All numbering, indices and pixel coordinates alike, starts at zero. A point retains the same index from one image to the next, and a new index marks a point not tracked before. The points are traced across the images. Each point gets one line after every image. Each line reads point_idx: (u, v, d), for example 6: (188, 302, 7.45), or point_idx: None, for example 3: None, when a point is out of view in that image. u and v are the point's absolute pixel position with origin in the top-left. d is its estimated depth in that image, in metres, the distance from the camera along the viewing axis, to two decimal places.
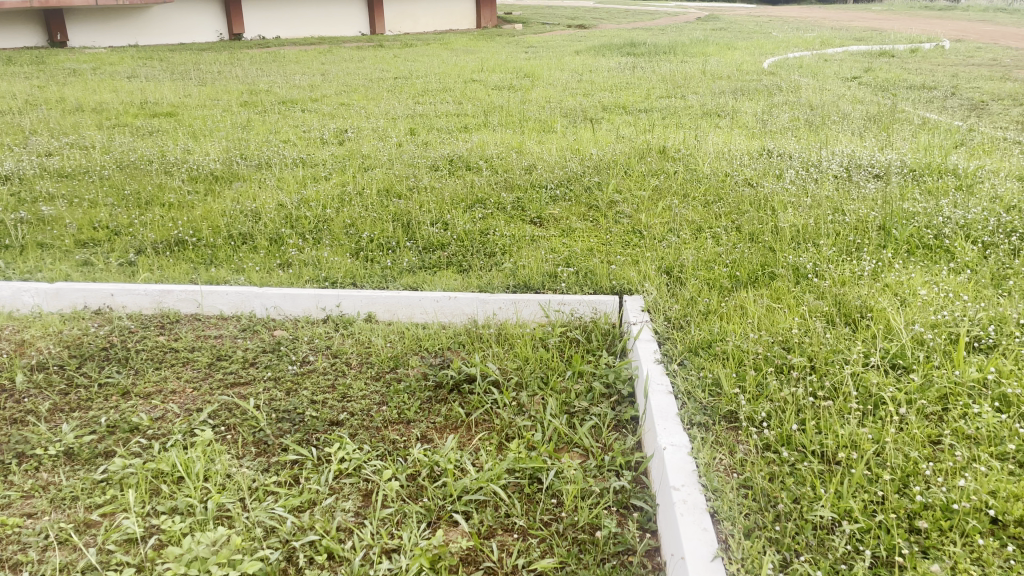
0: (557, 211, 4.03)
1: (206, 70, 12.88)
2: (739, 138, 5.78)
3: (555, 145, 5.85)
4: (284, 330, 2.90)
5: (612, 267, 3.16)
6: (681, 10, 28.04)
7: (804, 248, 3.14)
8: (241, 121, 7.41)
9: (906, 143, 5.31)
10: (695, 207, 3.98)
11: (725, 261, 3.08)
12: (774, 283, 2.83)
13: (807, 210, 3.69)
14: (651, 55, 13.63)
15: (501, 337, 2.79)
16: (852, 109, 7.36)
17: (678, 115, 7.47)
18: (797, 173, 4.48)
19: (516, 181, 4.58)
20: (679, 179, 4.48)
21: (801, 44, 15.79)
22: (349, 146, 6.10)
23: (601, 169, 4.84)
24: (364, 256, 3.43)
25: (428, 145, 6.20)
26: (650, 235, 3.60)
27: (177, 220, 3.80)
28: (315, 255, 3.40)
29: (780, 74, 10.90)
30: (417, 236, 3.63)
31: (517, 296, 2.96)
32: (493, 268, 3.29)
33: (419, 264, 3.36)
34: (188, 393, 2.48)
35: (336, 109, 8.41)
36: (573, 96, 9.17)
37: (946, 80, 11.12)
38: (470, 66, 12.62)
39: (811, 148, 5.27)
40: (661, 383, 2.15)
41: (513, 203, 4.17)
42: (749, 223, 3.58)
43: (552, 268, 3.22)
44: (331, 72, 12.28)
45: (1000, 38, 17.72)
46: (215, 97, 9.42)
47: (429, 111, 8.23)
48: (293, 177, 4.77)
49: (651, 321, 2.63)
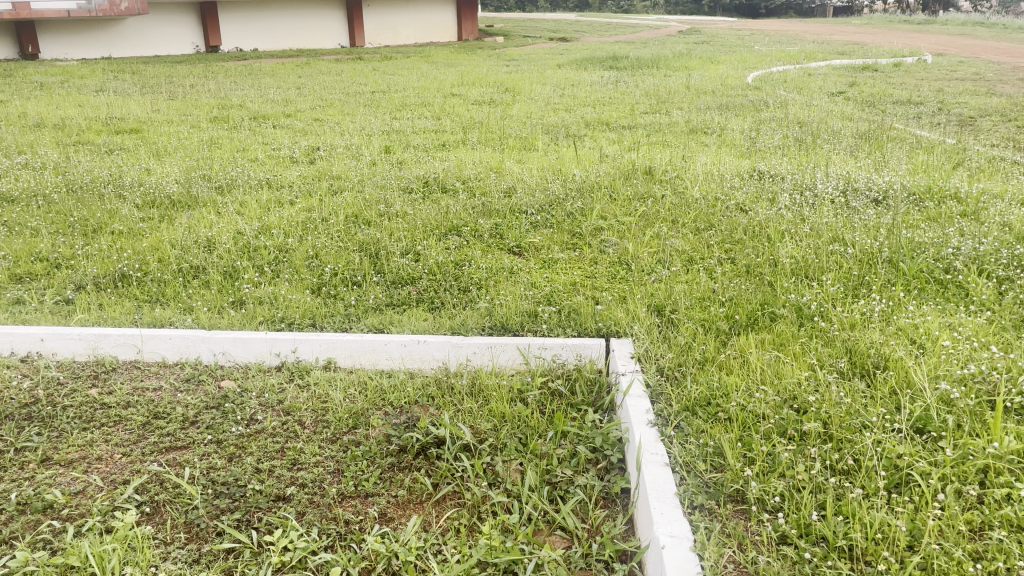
0: (538, 239, 3.76)
1: (179, 84, 12.55)
2: (728, 157, 5.55)
3: (536, 165, 5.59)
4: (231, 381, 2.60)
5: (598, 305, 2.89)
6: (663, 24, 28.02)
7: (807, 284, 2.88)
8: (209, 139, 7.10)
9: (901, 163, 5.11)
10: (685, 235, 3.73)
11: (722, 299, 2.82)
12: (777, 327, 2.57)
13: (806, 240, 3.45)
14: (634, 68, 13.45)
15: (475, 388, 2.50)
16: (842, 126, 7.17)
17: (664, 132, 7.26)
18: (791, 197, 4.26)
19: (494, 206, 4.31)
20: (667, 203, 4.23)
21: (785, 58, 15.71)
22: (320, 166, 5.82)
23: (584, 192, 4.59)
24: (326, 292, 3.14)
25: (404, 164, 5.92)
26: (637, 268, 3.34)
27: (123, 252, 3.48)
28: (272, 292, 3.10)
29: (765, 89, 10.73)
30: (386, 268, 3.34)
31: (493, 339, 2.68)
32: (468, 306, 3.01)
33: (387, 302, 3.07)
34: (116, 459, 2.17)
35: (309, 125, 8.12)
36: (555, 112, 8.94)
37: (931, 95, 11.00)
38: (450, 80, 12.39)
39: (804, 169, 5.05)
40: (655, 453, 1.87)
41: (491, 230, 3.90)
42: (745, 256, 3.33)
43: (532, 306, 2.94)
44: (307, 86, 12.00)
45: (982, 52, 17.74)
46: (184, 112, 9.11)
47: (407, 127, 7.97)
48: (256, 201, 4.47)
49: (641, 372, 2.35)
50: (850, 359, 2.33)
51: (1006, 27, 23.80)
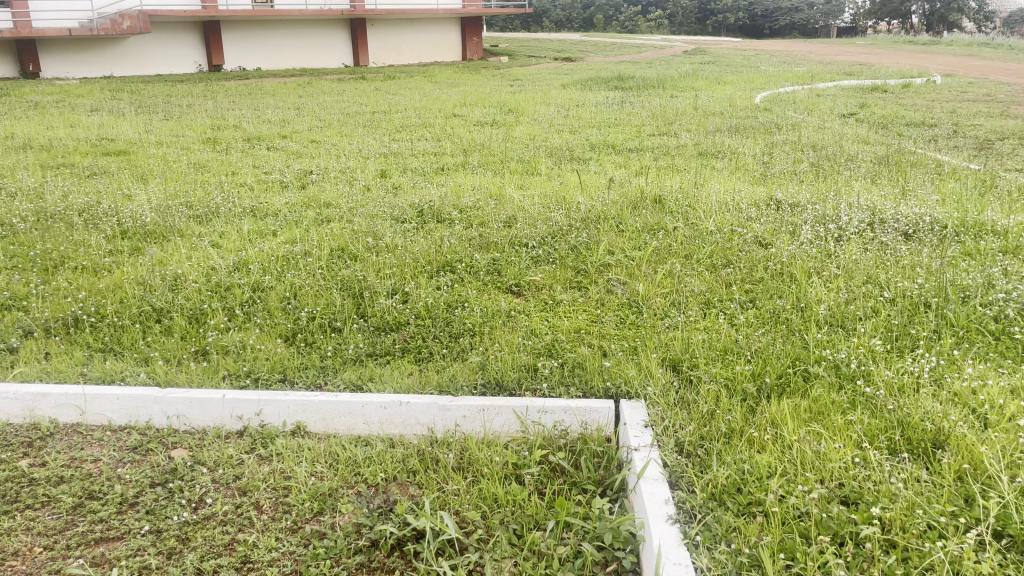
0: (539, 277, 3.43)
1: (176, 103, 12.32)
2: (741, 184, 5.23)
3: (539, 192, 5.28)
4: (185, 449, 2.26)
5: (606, 357, 2.56)
6: (667, 44, 27.89)
7: (844, 337, 2.55)
8: (199, 162, 6.80)
9: (928, 192, 4.78)
10: (701, 273, 3.40)
11: (746, 353, 2.49)
12: (813, 391, 2.23)
13: (836, 283, 3.11)
14: (640, 89, 13.20)
15: (464, 462, 2.16)
16: (858, 150, 6.85)
17: (673, 155, 6.94)
18: (814, 230, 3.92)
19: (492, 238, 3.98)
20: (680, 236, 3.90)
21: (793, 78, 15.42)
22: (311, 191, 5.50)
23: (590, 222, 4.26)
24: (301, 341, 2.80)
25: (400, 190, 5.61)
26: (648, 312, 3.00)
27: (81, 292, 3.16)
28: (240, 341, 2.78)
29: (775, 111, 10.45)
30: (370, 311, 3.02)
31: (486, 401, 2.34)
32: (460, 357, 2.67)
33: (369, 351, 2.73)
34: (35, 555, 1.84)
35: (304, 147, 7.83)
36: (558, 133, 8.64)
37: (945, 116, 10.71)
38: (452, 100, 12.12)
39: (824, 197, 4.72)
40: (678, 564, 1.53)
41: (487, 266, 3.57)
42: (769, 301, 2.99)
43: (532, 358, 2.60)
44: (306, 106, 11.75)
45: (991, 73, 17.47)
46: (177, 133, 8.83)
47: (405, 149, 7.67)
48: (236, 232, 4.16)
49: (658, 447, 2.00)
50: (903, 433, 1.99)
51: (1013, 47, 23.62)
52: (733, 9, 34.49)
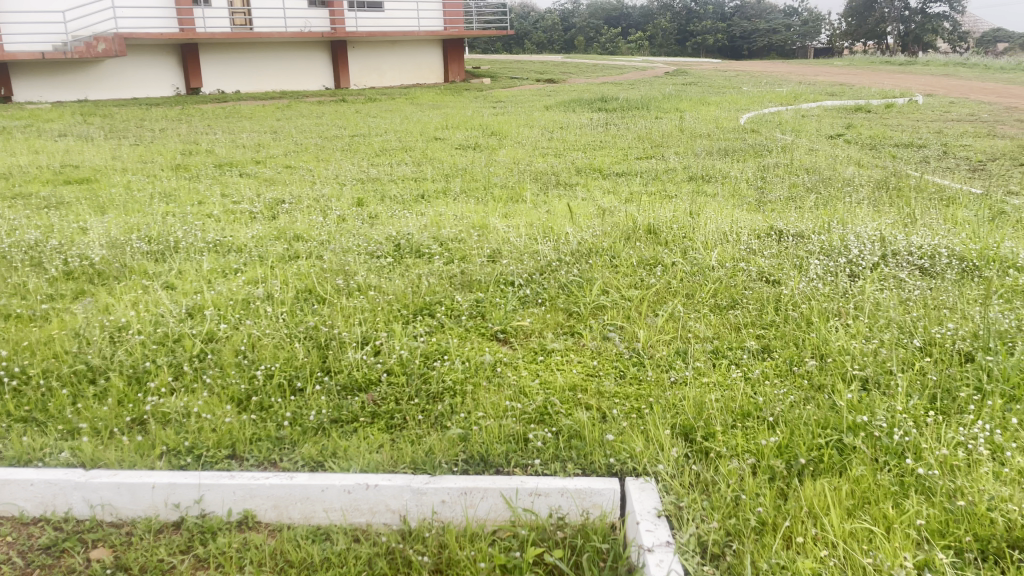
0: (528, 321, 3.09)
1: (149, 127, 11.95)
2: (738, 213, 4.94)
3: (525, 221, 4.96)
4: (109, 550, 1.90)
5: (607, 423, 2.22)
6: (648, 64, 27.84)
7: (881, 396, 2.21)
8: (164, 190, 6.42)
9: (937, 220, 4.50)
10: (707, 316, 3.06)
11: (771, 419, 2.16)
12: (852, 469, 1.90)
13: (858, 327, 2.79)
14: (625, 110, 13.00)
15: (442, 566, 1.81)
16: (853, 173, 6.60)
17: (663, 180, 6.64)
18: (825, 263, 3.61)
19: (475, 275, 3.64)
20: (680, 272, 3.57)
21: (777, 99, 15.28)
22: (280, 223, 5.14)
23: (581, 257, 3.92)
24: (256, 406, 2.44)
25: (376, 220, 5.27)
26: (652, 364, 2.66)
27: (9, 347, 2.80)
28: (184, 406, 2.41)
29: (762, 132, 10.24)
30: (336, 366, 2.66)
31: (468, 483, 1.98)
32: (438, 425, 2.31)
33: (333, 417, 2.37)
34: None
35: (278, 173, 7.49)
36: (543, 157, 8.35)
37: (933, 136, 10.55)
38: (433, 123, 11.82)
39: (827, 225, 4.43)
40: None
41: (470, 309, 3.22)
42: (787, 350, 2.67)
43: (522, 424, 2.25)
44: (283, 130, 11.42)
45: (973, 92, 17.45)
46: (145, 160, 8.44)
47: (384, 175, 7.33)
48: (194, 272, 3.79)
49: (676, 550, 1.66)
50: (970, 529, 1.66)
51: (989, 67, 23.76)
52: (712, 30, 34.57)
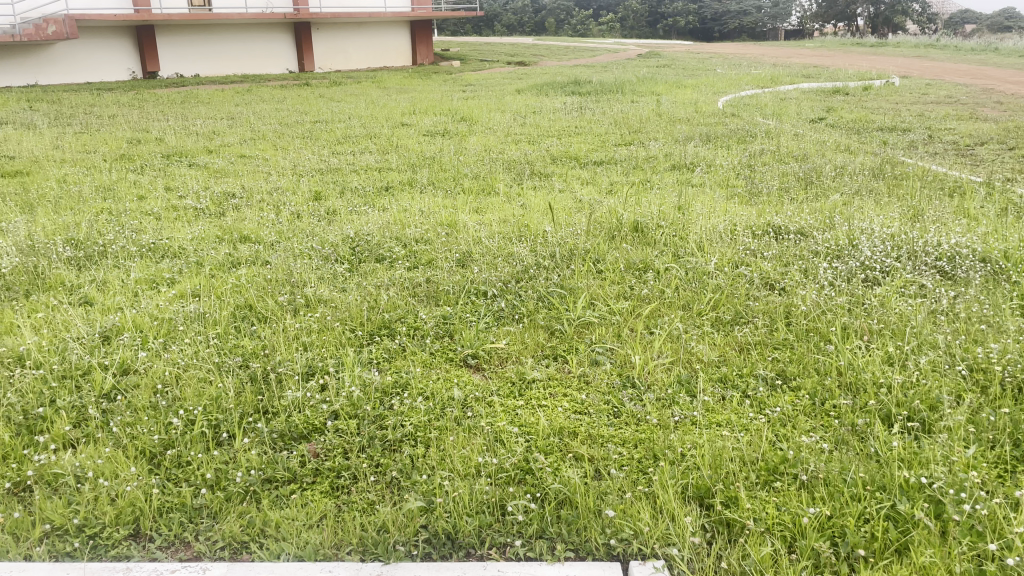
0: (503, 342, 2.67)
1: (98, 114, 11.28)
2: (729, 207, 4.55)
3: (498, 218, 4.53)
4: None
5: (604, 484, 1.81)
6: (621, 47, 27.39)
7: (935, 448, 1.83)
8: (103, 184, 5.87)
9: (944, 215, 4.15)
10: (710, 335, 2.67)
11: (805, 478, 1.76)
12: (917, 553, 1.51)
13: (890, 351, 2.40)
14: (599, 93, 12.57)
15: None
16: (843, 161, 6.24)
17: (644, 169, 6.24)
18: (835, 267, 3.24)
19: (443, 284, 3.22)
20: (674, 279, 3.18)
21: (753, 81, 14.93)
22: (226, 222, 4.65)
23: (562, 261, 3.51)
24: (170, 463, 1.98)
25: (335, 217, 4.81)
26: (651, 399, 2.25)
27: None
28: (79, 466, 1.94)
29: (743, 116, 9.88)
30: (274, 407, 2.22)
31: (431, 573, 1.54)
32: (395, 487, 1.87)
33: (266, 476, 1.92)
34: None
35: (231, 164, 6.96)
36: (516, 144, 7.92)
37: (915, 119, 10.29)
38: (400, 107, 11.30)
39: (828, 220, 4.06)
40: None
41: (437, 328, 2.79)
42: (808, 381, 2.28)
43: (499, 487, 1.82)
44: (241, 115, 10.82)
45: (949, 74, 17.26)
46: (88, 149, 7.85)
47: (346, 165, 6.84)
48: (118, 284, 3.30)
49: None
50: None
51: (959, 48, 23.67)
52: (683, 12, 34.15)
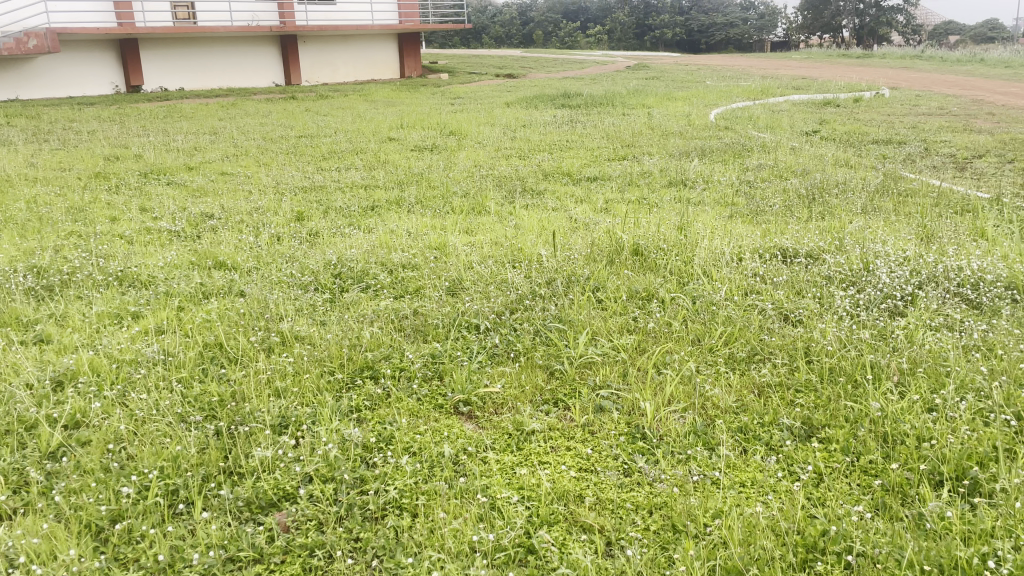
0: (498, 386, 2.42)
1: (77, 129, 11.00)
2: (732, 227, 4.33)
3: (489, 240, 4.29)
4: None
5: (620, 567, 1.57)
6: (608, 59, 27.27)
7: (997, 522, 1.61)
8: (75, 205, 5.60)
9: (958, 236, 3.94)
10: (725, 376, 2.43)
11: (851, 559, 1.53)
12: None
13: (926, 397, 2.18)
14: (589, 106, 12.39)
15: None
16: (843, 176, 6.05)
17: (640, 186, 6.02)
18: (852, 294, 3.01)
19: (432, 318, 2.97)
20: (681, 311, 2.95)
21: (744, 93, 14.79)
22: (201, 246, 4.39)
23: (560, 289, 3.28)
24: (120, 539, 1.72)
25: (318, 240, 4.56)
26: (666, 456, 2.02)
27: None
28: (9, 545, 1.67)
29: (736, 129, 9.70)
30: (241, 468, 1.97)
31: None
32: (378, 569, 1.63)
33: (228, 555, 1.67)
34: None
35: (211, 181, 6.71)
36: (506, 159, 7.69)
37: (909, 131, 10.14)
38: (388, 121, 11.06)
39: (839, 241, 3.84)
40: None
41: (425, 369, 2.54)
42: (838, 432, 2.05)
43: (498, 571, 1.58)
44: (224, 131, 10.56)
45: (938, 85, 17.20)
46: (63, 167, 7.57)
47: (330, 182, 6.59)
48: (78, 319, 3.04)
49: None
50: None
51: (944, 59, 23.69)
52: (669, 25, 34.19)
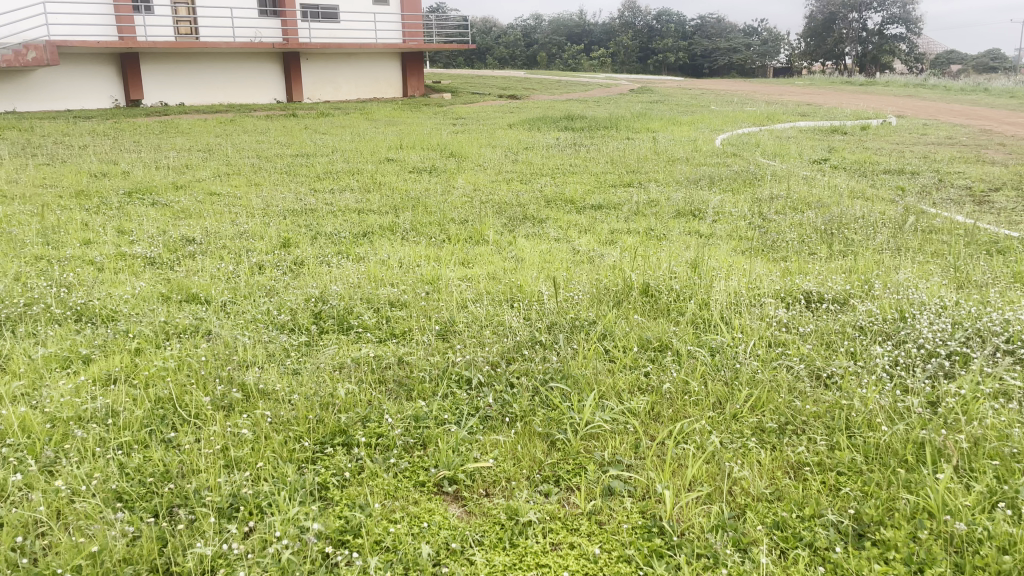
0: (490, 459, 2.08)
1: (69, 143, 10.73)
2: (749, 265, 4.00)
3: (485, 274, 3.97)
4: None
5: None
6: (612, 82, 27.12)
7: None
8: (50, 226, 5.28)
9: (995, 282, 3.61)
10: (754, 453, 2.09)
11: None
12: None
13: (994, 488, 1.85)
14: (594, 129, 12.14)
15: None
16: (861, 209, 5.74)
17: (647, 216, 5.71)
18: (890, 351, 2.68)
19: (418, 368, 2.64)
20: (699, 366, 2.61)
21: (750, 118, 14.54)
22: (176, 275, 4.06)
23: (563, 336, 2.94)
24: None
25: (303, 269, 4.24)
26: (690, 560, 1.68)
27: None
28: None
29: (744, 156, 9.41)
30: (176, 568, 1.64)
31: None
32: None
33: None
34: None
35: (197, 202, 6.39)
36: (506, 183, 7.40)
37: (921, 161, 9.87)
38: (386, 141, 10.78)
39: (867, 286, 3.51)
40: None
41: (407, 435, 2.20)
42: (896, 535, 1.70)
43: None
44: (218, 148, 10.29)
45: (945, 114, 16.95)
46: (45, 184, 7.25)
47: (322, 205, 6.28)
48: (20, 363, 2.69)
49: None
50: None
51: (949, 87, 23.49)
52: (673, 49, 34.12)
